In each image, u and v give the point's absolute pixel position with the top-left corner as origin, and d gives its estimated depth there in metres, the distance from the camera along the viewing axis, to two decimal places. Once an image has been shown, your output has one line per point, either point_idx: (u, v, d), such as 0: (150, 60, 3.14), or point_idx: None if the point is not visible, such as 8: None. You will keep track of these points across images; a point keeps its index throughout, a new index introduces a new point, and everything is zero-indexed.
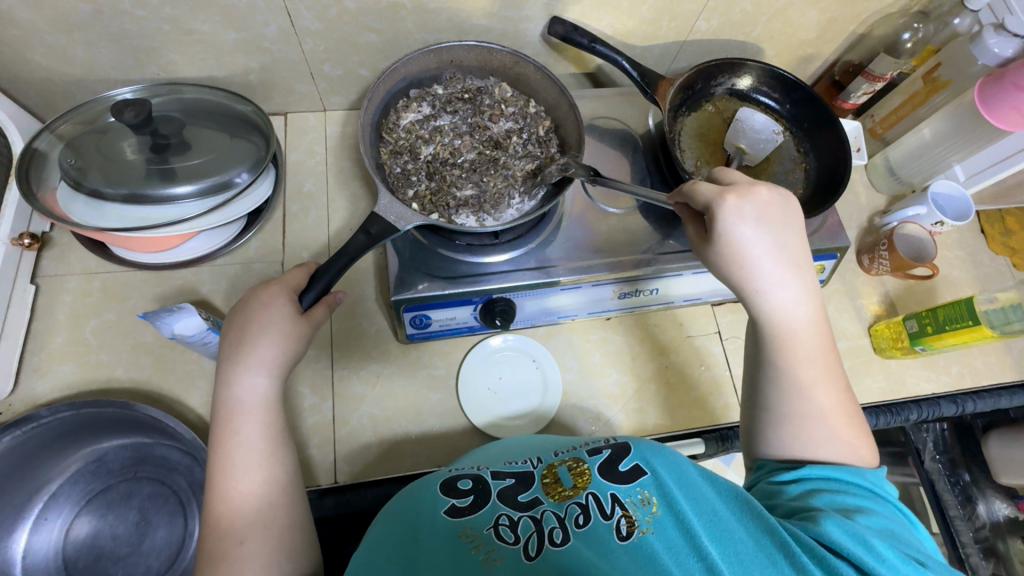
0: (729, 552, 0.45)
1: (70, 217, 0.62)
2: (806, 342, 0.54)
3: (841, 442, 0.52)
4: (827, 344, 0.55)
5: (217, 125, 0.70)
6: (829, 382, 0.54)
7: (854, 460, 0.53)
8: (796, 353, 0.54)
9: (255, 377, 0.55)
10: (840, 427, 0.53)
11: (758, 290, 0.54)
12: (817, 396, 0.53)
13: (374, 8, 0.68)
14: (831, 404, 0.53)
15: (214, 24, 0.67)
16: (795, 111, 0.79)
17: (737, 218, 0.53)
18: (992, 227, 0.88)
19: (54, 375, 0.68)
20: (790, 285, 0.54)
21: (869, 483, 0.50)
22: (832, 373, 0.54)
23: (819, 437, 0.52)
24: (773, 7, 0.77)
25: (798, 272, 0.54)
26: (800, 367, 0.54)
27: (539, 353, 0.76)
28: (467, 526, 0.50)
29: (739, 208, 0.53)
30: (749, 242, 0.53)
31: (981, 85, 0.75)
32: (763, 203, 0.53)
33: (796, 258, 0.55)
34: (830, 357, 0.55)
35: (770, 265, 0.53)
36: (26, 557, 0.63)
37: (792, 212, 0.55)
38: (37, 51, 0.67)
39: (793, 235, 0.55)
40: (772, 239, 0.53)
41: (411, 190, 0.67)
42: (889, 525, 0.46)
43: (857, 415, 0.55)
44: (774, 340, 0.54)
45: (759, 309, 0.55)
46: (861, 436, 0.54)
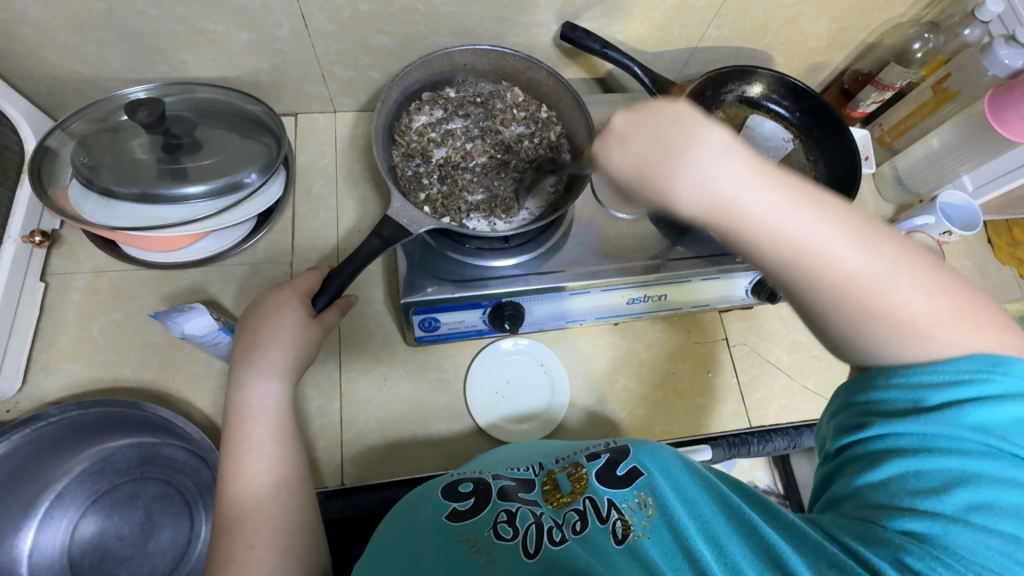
0: (723, 554, 0.44)
1: (82, 215, 0.62)
2: (759, 201, 0.41)
3: (909, 297, 0.41)
4: (795, 181, 0.42)
5: (228, 125, 0.70)
6: (840, 226, 0.41)
7: (943, 327, 0.42)
8: (768, 224, 0.41)
9: (267, 381, 0.55)
10: (906, 281, 0.41)
11: (669, 184, 0.41)
12: (834, 258, 0.41)
13: (387, 11, 0.68)
14: (864, 252, 0.41)
15: (227, 25, 0.67)
16: (805, 119, 0.79)
17: (609, 147, 0.44)
18: (999, 238, 0.88)
19: (61, 373, 0.68)
20: (699, 160, 0.41)
21: (965, 429, 0.40)
22: (833, 210, 0.42)
23: (893, 317, 0.42)
24: (784, 15, 0.77)
25: (694, 141, 0.41)
26: (792, 246, 0.41)
27: (546, 358, 0.76)
28: (468, 530, 0.50)
29: (603, 142, 0.45)
30: (627, 159, 0.43)
31: (993, 95, 0.75)
32: (626, 119, 0.43)
33: (676, 137, 0.41)
34: (807, 182, 0.42)
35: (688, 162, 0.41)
36: (31, 556, 0.63)
37: (666, 107, 0.42)
38: (50, 49, 0.67)
39: (671, 113, 0.42)
40: (648, 139, 0.42)
41: (423, 193, 0.67)
42: (974, 506, 0.38)
43: (902, 245, 0.42)
44: (721, 224, 0.42)
45: (675, 204, 0.42)
46: (925, 256, 0.43)
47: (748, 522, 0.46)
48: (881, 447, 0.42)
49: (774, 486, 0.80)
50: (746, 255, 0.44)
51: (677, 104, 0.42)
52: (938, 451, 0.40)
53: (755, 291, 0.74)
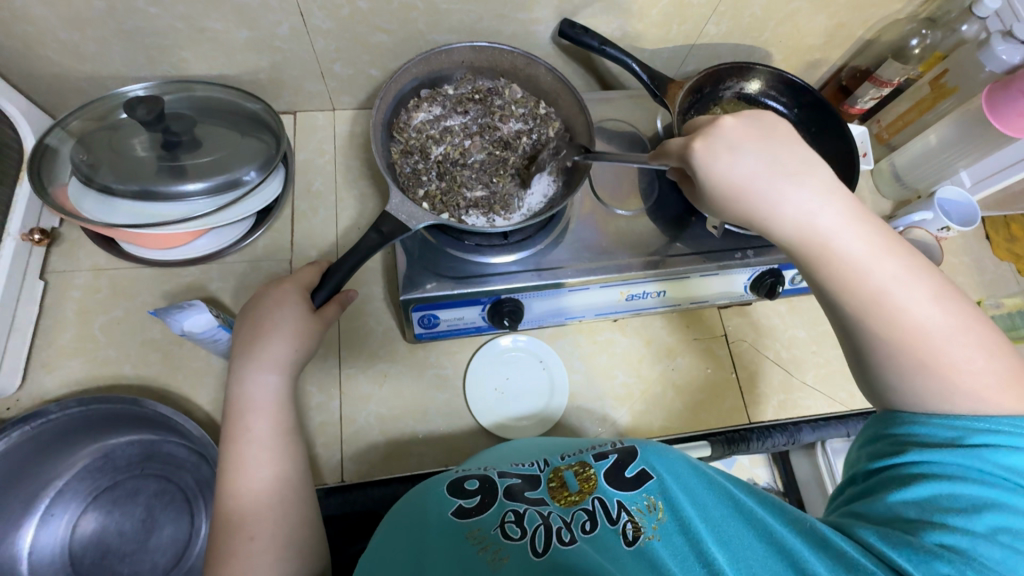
0: (737, 559, 0.45)
1: (81, 212, 0.63)
2: (854, 241, 0.49)
3: (971, 359, 0.46)
4: (885, 241, 0.49)
5: (227, 123, 0.70)
6: (915, 280, 0.48)
7: (997, 388, 0.45)
8: (855, 262, 0.49)
9: (267, 375, 0.55)
10: (966, 341, 0.46)
11: (772, 212, 0.50)
12: (905, 305, 0.47)
13: (387, 9, 0.69)
14: (938, 311, 0.47)
15: (227, 22, 0.67)
16: (804, 116, 0.79)
17: (713, 157, 0.51)
18: (996, 233, 0.88)
19: (62, 371, 0.68)
20: (801, 191, 0.49)
21: (998, 466, 0.42)
22: (914, 270, 0.48)
23: (952, 361, 0.46)
24: (782, 12, 0.77)
25: (801, 174, 0.50)
26: (869, 279, 0.48)
27: (546, 355, 0.76)
28: (475, 528, 0.50)
29: (710, 146, 0.51)
30: (733, 175, 0.50)
31: (989, 90, 0.75)
32: (737, 130, 0.51)
33: (794, 165, 0.50)
34: (904, 247, 0.50)
35: (779, 181, 0.50)
36: (32, 553, 0.63)
37: (779, 128, 0.52)
38: (50, 47, 0.67)
39: (785, 144, 0.51)
40: (761, 159, 0.50)
41: (421, 190, 0.67)
42: (1001, 529, 0.40)
43: (968, 322, 0.47)
44: (814, 255, 0.50)
45: (776, 229, 0.51)
46: (988, 331, 0.47)
47: (762, 525, 0.47)
48: (918, 469, 0.44)
49: (774, 483, 0.80)
50: (820, 281, 0.51)
51: (792, 143, 0.51)
52: (972, 479, 0.42)
53: (754, 287, 0.74)
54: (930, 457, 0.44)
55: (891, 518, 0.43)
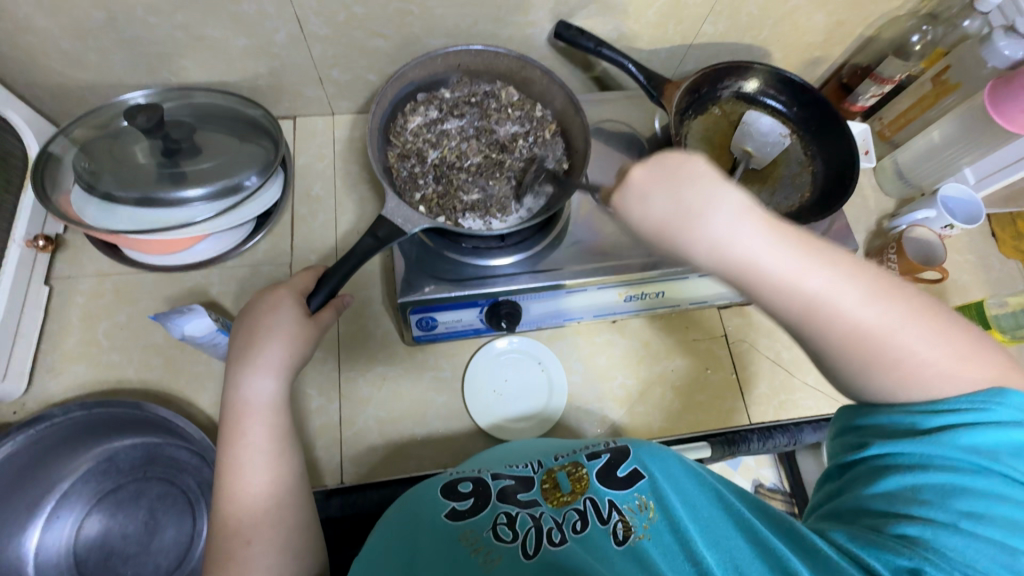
0: (725, 557, 0.45)
1: (84, 220, 0.63)
2: (780, 261, 0.43)
3: (920, 346, 0.43)
4: (807, 247, 0.44)
5: (226, 129, 0.71)
6: (851, 279, 0.44)
7: (952, 375, 0.43)
8: (785, 281, 0.44)
9: (263, 379, 0.56)
10: (915, 333, 0.43)
11: (693, 245, 0.44)
12: (845, 312, 0.43)
13: (382, 14, 0.69)
14: (876, 309, 0.43)
15: (225, 30, 0.68)
16: (803, 114, 0.79)
17: (633, 195, 0.46)
18: (1003, 230, 0.87)
19: (66, 375, 0.69)
20: (716, 221, 0.43)
21: (962, 449, 0.41)
22: (848, 269, 0.44)
23: (902, 363, 0.43)
24: (780, 10, 0.77)
25: (713, 201, 0.43)
26: (803, 292, 0.44)
27: (544, 357, 0.76)
28: (467, 529, 0.50)
29: (625, 195, 0.47)
30: (652, 212, 0.45)
31: (992, 88, 0.74)
32: (646, 168, 0.46)
33: (698, 201, 0.44)
34: (832, 248, 0.45)
35: (702, 221, 0.44)
36: (38, 555, 0.64)
37: (680, 164, 0.45)
38: (52, 57, 0.68)
39: (694, 168, 0.45)
40: (669, 199, 0.45)
41: (418, 193, 0.67)
42: (970, 515, 0.39)
43: (911, 306, 0.44)
44: (739, 281, 0.45)
45: (701, 262, 0.45)
46: (934, 312, 0.45)
47: (748, 523, 0.47)
48: (885, 463, 0.44)
49: (780, 484, 0.80)
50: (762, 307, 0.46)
51: (701, 165, 0.45)
52: (936, 467, 0.41)
53: None
54: (893, 448, 0.43)
55: (863, 515, 0.43)
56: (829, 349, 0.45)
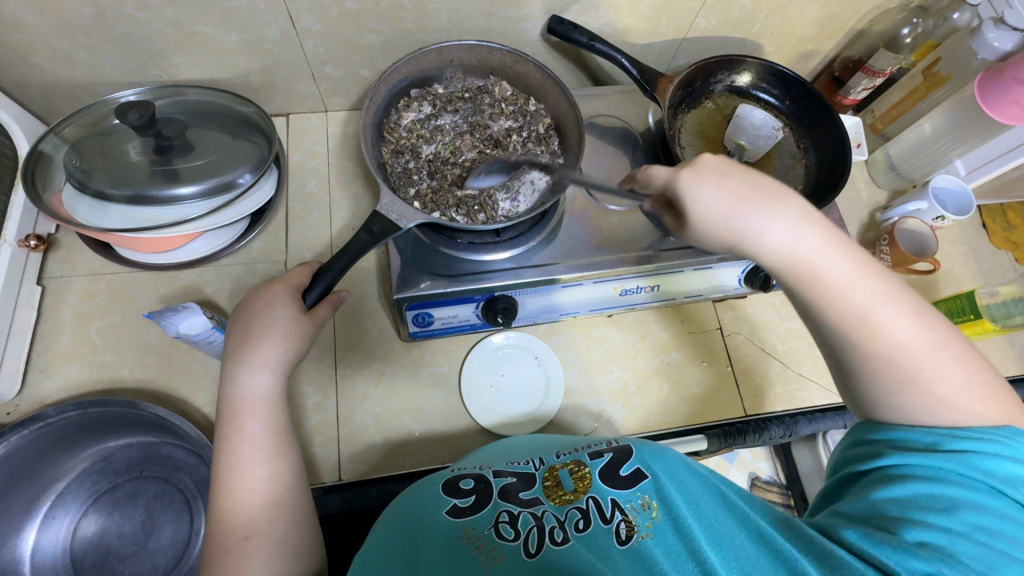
0: (729, 558, 0.45)
1: (76, 218, 0.63)
2: (833, 266, 0.50)
3: (950, 373, 0.48)
4: (859, 264, 0.50)
5: (219, 126, 0.71)
6: (893, 301, 0.50)
7: (981, 408, 0.47)
8: (835, 286, 0.50)
9: (259, 376, 0.55)
10: (948, 363, 0.48)
11: (751, 237, 0.50)
12: (888, 325, 0.49)
13: (374, 9, 0.69)
14: (918, 327, 0.49)
15: (216, 26, 0.67)
16: (795, 107, 0.79)
17: (702, 184, 0.50)
18: (994, 222, 0.88)
19: (60, 376, 0.68)
20: (778, 222, 0.50)
21: (976, 470, 0.43)
22: (895, 291, 0.50)
23: (936, 396, 0.47)
24: (771, 4, 0.77)
25: (776, 206, 0.50)
26: (853, 296, 0.50)
27: (540, 351, 0.76)
28: (468, 527, 0.50)
29: (697, 176, 0.51)
30: (722, 202, 0.50)
31: (981, 79, 0.74)
32: (720, 163, 0.51)
33: (772, 190, 0.51)
34: (882, 274, 0.51)
35: (760, 212, 0.50)
36: (34, 556, 0.64)
37: (760, 175, 0.52)
38: (41, 55, 0.67)
39: (767, 180, 0.52)
40: (744, 190, 0.50)
41: (412, 189, 0.67)
42: (980, 528, 0.41)
43: (945, 338, 0.49)
44: (801, 278, 0.51)
45: (763, 256, 0.51)
46: (967, 350, 0.50)
47: (750, 519, 0.48)
48: (895, 472, 0.45)
49: (776, 476, 0.85)
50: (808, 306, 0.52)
51: (771, 178, 0.52)
52: (951, 481, 0.43)
53: (749, 281, 0.74)
54: (905, 461, 0.45)
55: (871, 515, 0.44)
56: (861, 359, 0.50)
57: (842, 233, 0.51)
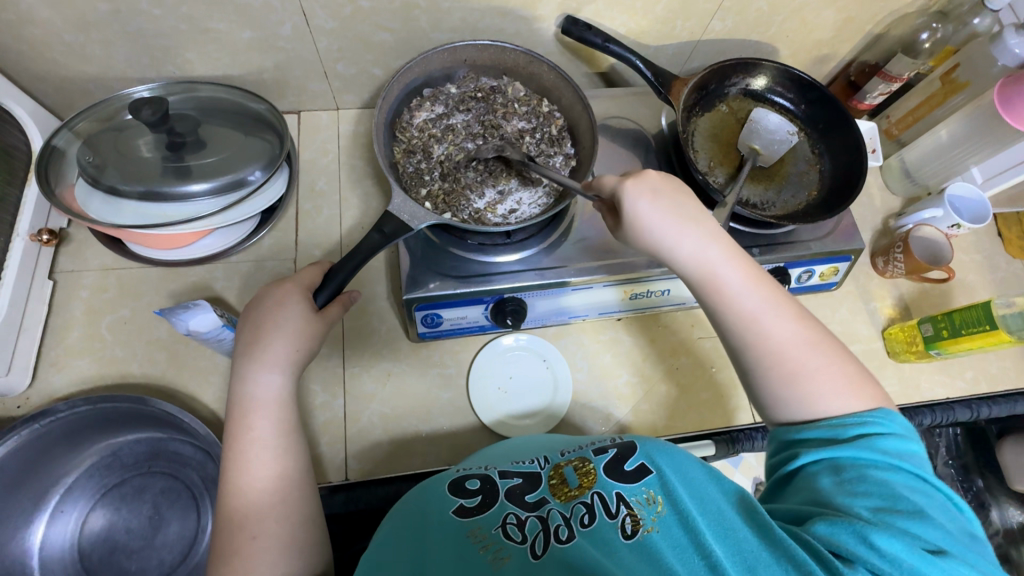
0: (733, 551, 0.45)
1: (88, 214, 0.63)
2: (730, 271, 0.56)
3: (827, 374, 0.52)
4: (756, 275, 0.56)
5: (231, 123, 0.71)
6: (778, 304, 0.55)
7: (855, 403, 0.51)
8: (736, 290, 0.55)
9: (269, 374, 0.55)
10: (819, 360, 0.53)
11: (669, 247, 0.57)
12: (771, 328, 0.54)
13: (388, 8, 0.69)
14: (796, 329, 0.54)
15: (230, 23, 0.67)
16: (811, 112, 0.78)
17: (638, 196, 0.56)
18: (1009, 231, 0.87)
19: (70, 370, 0.69)
20: (689, 237, 0.57)
21: (881, 452, 0.47)
22: (778, 296, 0.55)
23: (817, 392, 0.51)
24: (788, 6, 0.76)
25: (691, 223, 0.56)
26: (747, 308, 0.55)
27: (548, 353, 0.76)
28: (476, 526, 0.50)
29: (637, 186, 0.57)
30: (652, 212, 0.56)
31: (1003, 84, 0.74)
32: (657, 180, 0.58)
33: (693, 212, 0.57)
34: (761, 274, 0.57)
35: (673, 226, 0.56)
36: (42, 549, 0.64)
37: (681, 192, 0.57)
38: (56, 50, 0.67)
39: (687, 199, 0.58)
40: (671, 206, 0.56)
41: (424, 189, 0.67)
42: (901, 502, 0.44)
43: (821, 332, 0.55)
44: (707, 291, 0.56)
45: (683, 270, 0.57)
46: (839, 354, 0.54)
47: (751, 508, 0.48)
48: (817, 469, 0.48)
49: None
50: (711, 309, 0.57)
51: (695, 200, 0.58)
52: (865, 465, 0.46)
53: None
54: (822, 456, 0.48)
55: (815, 507, 0.46)
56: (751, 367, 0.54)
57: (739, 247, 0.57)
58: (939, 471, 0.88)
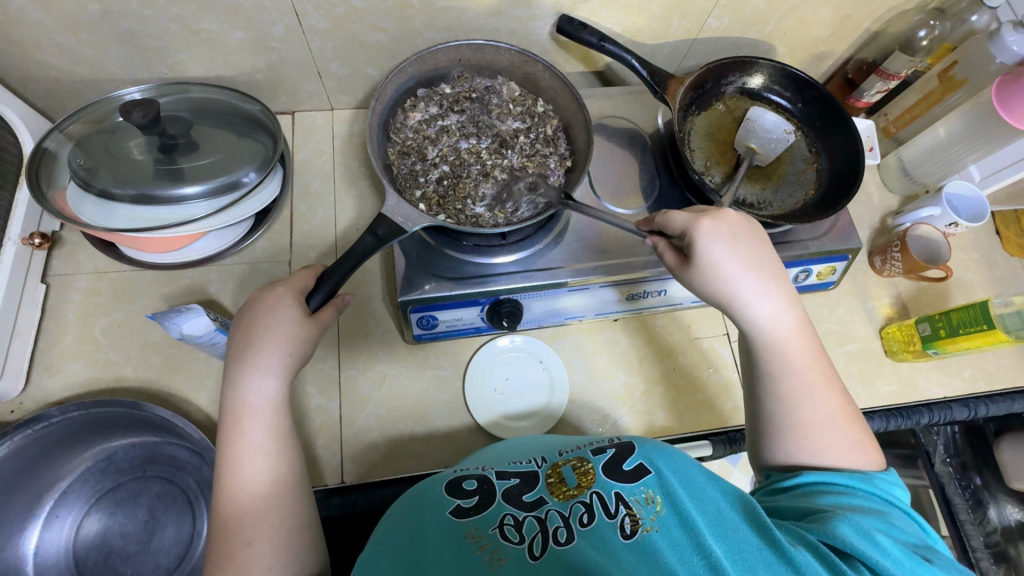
0: (733, 551, 0.45)
1: (80, 217, 0.63)
2: (783, 332, 0.55)
3: (841, 446, 0.52)
4: (817, 349, 0.56)
5: (224, 125, 0.70)
6: (819, 380, 0.55)
7: (859, 461, 0.52)
8: (788, 358, 0.55)
9: (263, 379, 0.55)
10: (842, 431, 0.53)
11: (741, 304, 0.56)
12: (805, 402, 0.53)
13: (382, 7, 0.68)
14: (825, 404, 0.54)
15: (222, 23, 0.67)
16: (808, 110, 0.78)
17: (715, 238, 0.55)
18: (1007, 228, 0.86)
19: (64, 374, 0.68)
20: (767, 297, 0.56)
21: (874, 485, 0.49)
22: (820, 372, 0.55)
23: (822, 445, 0.52)
24: (785, 4, 0.76)
25: (770, 282, 0.55)
26: (797, 374, 0.55)
27: (544, 354, 0.75)
28: (472, 526, 0.50)
29: (714, 228, 0.55)
30: (731, 258, 0.55)
31: (999, 83, 0.74)
32: (734, 222, 0.56)
33: (766, 266, 0.56)
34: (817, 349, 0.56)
35: (748, 280, 0.55)
36: (37, 555, 0.64)
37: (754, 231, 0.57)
38: (46, 51, 0.67)
39: (766, 249, 0.57)
40: (748, 254, 0.55)
41: (418, 191, 0.67)
42: (896, 522, 0.46)
43: (856, 412, 0.55)
44: (766, 352, 0.56)
45: (749, 326, 0.56)
46: (858, 428, 0.54)
47: (750, 509, 0.48)
48: (815, 489, 0.50)
49: None
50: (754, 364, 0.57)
51: (772, 254, 0.57)
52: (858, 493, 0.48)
53: None
54: (823, 478, 0.50)
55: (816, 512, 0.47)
56: (777, 418, 0.54)
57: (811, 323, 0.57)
58: (936, 470, 0.88)
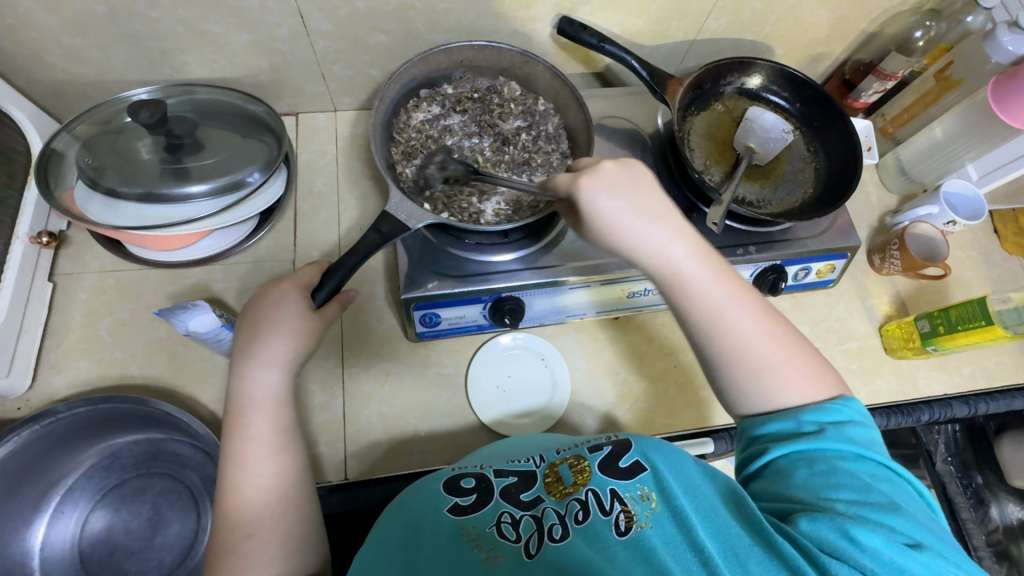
0: (725, 546, 0.45)
1: (86, 215, 0.63)
2: (676, 254, 0.54)
3: (780, 359, 0.52)
4: (717, 265, 0.55)
5: (229, 125, 0.71)
6: (736, 297, 0.54)
7: (812, 384, 0.51)
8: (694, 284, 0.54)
9: (267, 372, 0.56)
10: (775, 345, 0.52)
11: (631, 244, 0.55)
12: (735, 321, 0.53)
13: (384, 9, 0.69)
14: (753, 319, 0.53)
15: (227, 25, 0.68)
16: (806, 109, 0.79)
17: (595, 194, 0.54)
18: (1005, 227, 0.87)
19: (69, 371, 0.69)
20: (656, 227, 0.54)
21: (846, 441, 0.47)
22: (733, 287, 0.54)
23: (767, 370, 0.52)
24: (782, 6, 0.77)
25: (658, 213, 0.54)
26: (710, 294, 0.54)
27: (547, 352, 0.76)
28: (470, 525, 0.51)
29: (593, 184, 0.54)
30: (613, 212, 0.54)
31: (995, 82, 0.74)
32: (612, 172, 0.55)
33: (653, 205, 0.55)
34: (720, 265, 0.55)
35: (630, 220, 0.54)
36: (42, 550, 0.64)
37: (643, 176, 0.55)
38: (54, 53, 0.68)
39: (650, 191, 0.55)
40: (629, 201, 0.54)
41: (422, 189, 0.67)
42: (870, 494, 0.44)
43: (774, 313, 0.55)
44: (667, 283, 0.55)
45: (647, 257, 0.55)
46: (793, 340, 0.54)
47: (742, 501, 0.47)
48: (787, 463, 0.47)
49: None
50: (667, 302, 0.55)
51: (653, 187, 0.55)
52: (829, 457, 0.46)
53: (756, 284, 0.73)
54: (786, 452, 0.48)
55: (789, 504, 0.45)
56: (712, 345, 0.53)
57: (699, 239, 0.56)
58: (938, 469, 0.88)
